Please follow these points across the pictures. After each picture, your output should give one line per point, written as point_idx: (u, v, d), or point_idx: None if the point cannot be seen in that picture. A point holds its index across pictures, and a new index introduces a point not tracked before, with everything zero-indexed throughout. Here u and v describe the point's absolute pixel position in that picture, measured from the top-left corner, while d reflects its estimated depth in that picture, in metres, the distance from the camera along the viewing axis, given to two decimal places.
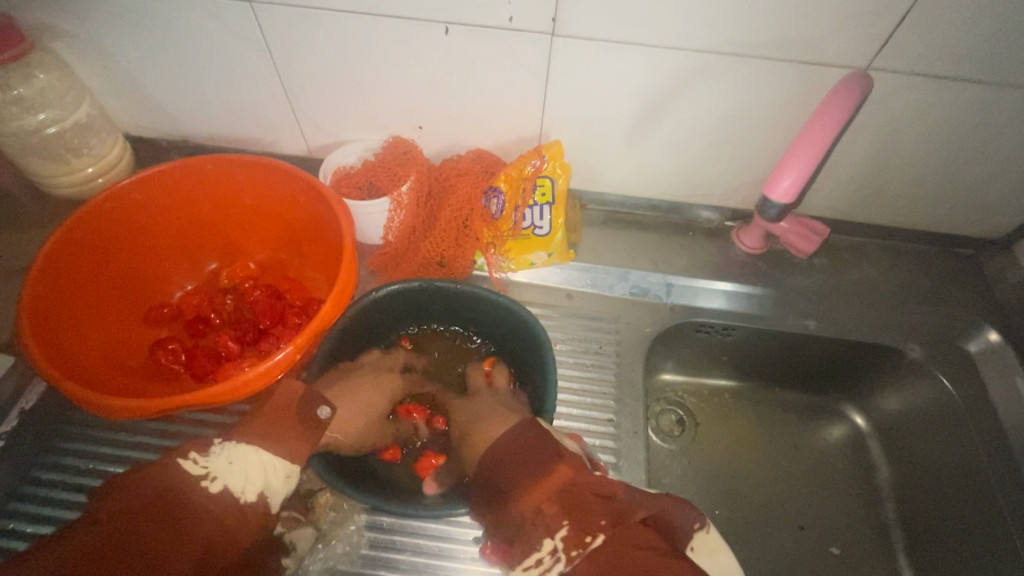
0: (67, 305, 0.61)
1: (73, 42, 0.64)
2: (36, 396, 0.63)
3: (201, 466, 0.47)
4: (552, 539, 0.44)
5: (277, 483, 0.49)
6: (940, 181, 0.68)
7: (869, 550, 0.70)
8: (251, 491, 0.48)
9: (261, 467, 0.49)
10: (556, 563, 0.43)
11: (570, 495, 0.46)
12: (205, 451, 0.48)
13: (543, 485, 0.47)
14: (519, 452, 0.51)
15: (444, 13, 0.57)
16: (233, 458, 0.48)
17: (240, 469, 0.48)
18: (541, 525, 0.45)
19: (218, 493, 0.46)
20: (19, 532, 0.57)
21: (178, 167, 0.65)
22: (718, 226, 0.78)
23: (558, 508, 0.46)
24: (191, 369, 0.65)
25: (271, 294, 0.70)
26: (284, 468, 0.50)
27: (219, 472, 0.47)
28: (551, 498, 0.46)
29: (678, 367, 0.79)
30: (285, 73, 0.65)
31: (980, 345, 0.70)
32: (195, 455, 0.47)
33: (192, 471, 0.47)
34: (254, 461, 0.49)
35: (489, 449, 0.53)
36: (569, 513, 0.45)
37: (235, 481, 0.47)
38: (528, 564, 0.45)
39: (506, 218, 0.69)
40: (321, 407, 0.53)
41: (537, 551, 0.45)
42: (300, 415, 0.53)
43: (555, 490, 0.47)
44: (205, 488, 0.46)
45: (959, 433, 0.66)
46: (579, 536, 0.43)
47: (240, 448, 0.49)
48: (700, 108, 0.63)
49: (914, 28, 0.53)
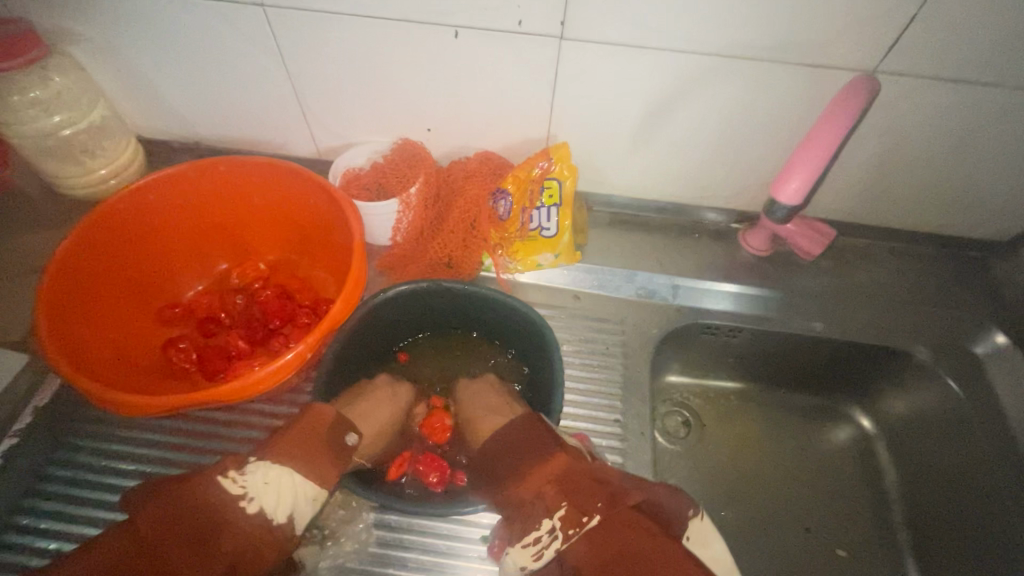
0: (81, 304, 0.62)
1: (88, 45, 0.65)
2: (50, 395, 0.64)
3: (239, 485, 0.46)
4: (550, 518, 0.45)
5: (305, 506, 0.49)
6: (947, 183, 0.68)
7: (875, 552, 0.70)
8: (283, 514, 0.47)
9: (294, 490, 0.48)
10: (554, 541, 0.44)
11: (566, 477, 0.47)
12: (241, 469, 0.47)
13: (542, 470, 0.49)
14: (518, 440, 0.53)
15: (453, 16, 0.57)
16: (268, 477, 0.48)
17: (275, 491, 0.47)
18: (541, 506, 0.47)
19: (254, 513, 0.46)
20: (34, 528, 0.58)
21: (190, 169, 0.66)
22: (724, 228, 0.79)
23: (556, 491, 0.47)
24: (202, 368, 0.65)
25: (281, 294, 0.71)
26: (313, 492, 0.50)
27: (255, 491, 0.46)
28: (549, 481, 0.48)
29: (684, 369, 0.79)
30: (296, 76, 0.66)
31: (987, 348, 0.70)
32: (233, 473, 0.47)
33: (229, 489, 0.46)
34: (287, 483, 0.48)
35: (491, 439, 0.55)
36: (567, 494, 0.46)
37: (269, 502, 0.47)
38: (527, 543, 0.46)
39: (514, 219, 0.70)
40: (350, 433, 0.55)
41: (536, 529, 0.46)
42: (331, 440, 0.53)
43: (553, 475, 0.48)
44: (241, 508, 0.45)
45: (967, 435, 0.66)
46: (576, 516, 0.44)
47: (275, 468, 0.48)
48: (707, 111, 0.63)
49: (922, 30, 0.53)
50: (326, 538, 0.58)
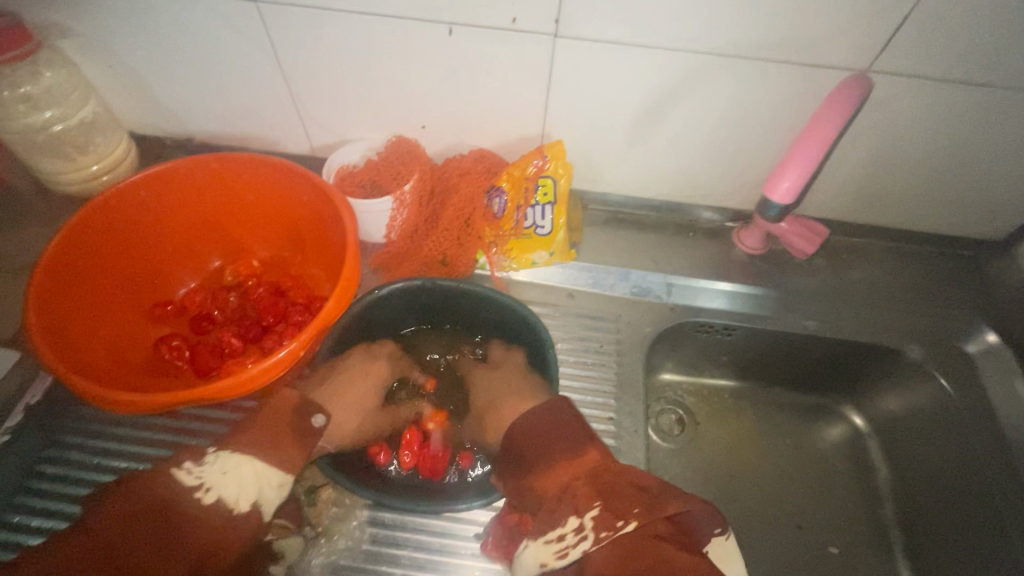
0: (72, 301, 0.62)
1: (79, 41, 0.64)
2: (42, 392, 0.63)
3: (195, 477, 0.46)
4: (579, 518, 0.44)
5: (270, 493, 0.49)
6: (940, 183, 0.68)
7: (867, 549, 0.71)
8: (244, 502, 0.47)
9: (255, 477, 0.48)
10: (582, 541, 0.42)
11: (600, 477, 0.47)
12: (199, 460, 0.47)
13: (572, 466, 0.48)
14: (549, 430, 0.51)
15: (447, 13, 0.57)
16: (227, 467, 0.47)
17: (233, 479, 0.47)
18: (569, 503, 0.45)
19: (211, 504, 0.46)
20: (25, 526, 0.57)
21: (183, 166, 0.66)
22: (719, 227, 0.79)
23: (588, 489, 0.46)
24: (194, 365, 0.65)
25: (275, 291, 0.70)
26: (278, 479, 0.49)
27: (212, 482, 0.46)
28: (581, 479, 0.47)
29: (678, 367, 0.80)
30: (289, 72, 0.65)
31: (979, 347, 0.70)
32: (190, 464, 0.47)
33: (184, 481, 0.46)
34: (247, 471, 0.48)
35: (518, 424, 0.53)
36: (600, 495, 0.45)
37: (229, 491, 0.46)
38: (551, 539, 0.44)
39: (508, 216, 0.69)
40: (316, 415, 0.54)
41: (561, 526, 0.44)
42: (295, 423, 0.52)
43: (585, 472, 0.47)
44: (198, 499, 0.45)
45: (958, 434, 0.66)
46: (610, 519, 0.43)
47: (233, 457, 0.48)
48: (701, 109, 0.63)
49: (916, 30, 0.54)
50: (319, 536, 0.58)
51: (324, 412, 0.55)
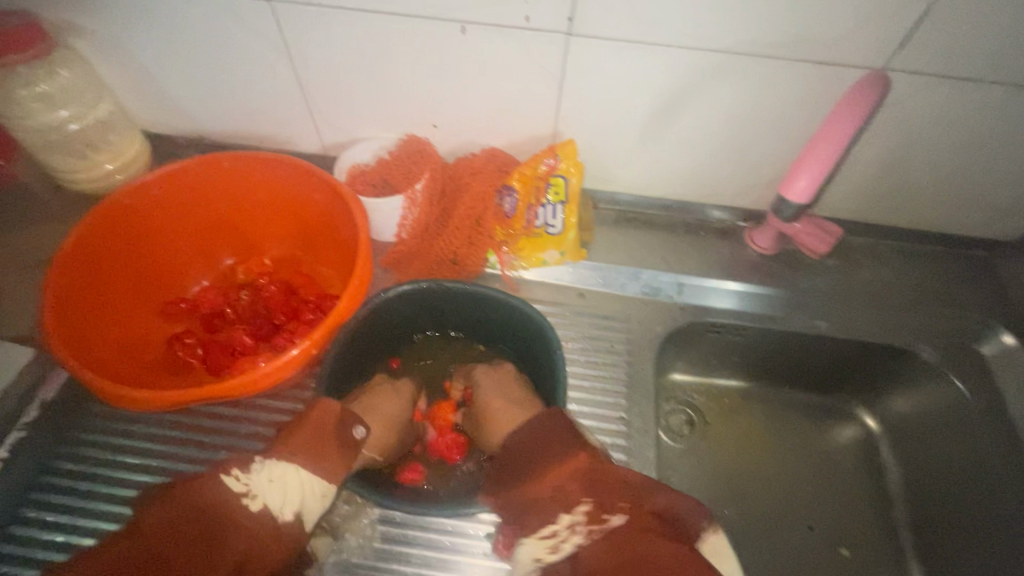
0: (87, 299, 0.62)
1: (94, 40, 0.65)
2: (57, 387, 0.64)
3: (242, 483, 0.46)
4: (570, 514, 0.45)
5: (313, 503, 0.49)
6: (955, 182, 0.68)
7: (880, 551, 0.70)
8: (289, 511, 0.47)
9: (300, 486, 0.48)
10: (574, 536, 0.44)
11: (589, 473, 0.47)
12: (246, 467, 0.47)
13: (564, 465, 0.48)
14: (542, 435, 0.52)
15: (461, 11, 0.57)
16: (273, 474, 0.48)
17: (280, 489, 0.47)
18: (561, 501, 0.46)
19: (257, 511, 0.45)
20: (41, 521, 0.58)
21: (196, 164, 0.66)
22: (730, 226, 0.78)
23: (579, 487, 0.46)
24: (207, 363, 0.65)
25: (286, 290, 0.71)
26: (321, 489, 0.49)
27: (258, 489, 0.46)
28: (573, 477, 0.47)
29: (688, 367, 0.79)
30: (301, 71, 0.66)
31: (994, 348, 0.70)
32: (238, 472, 0.47)
33: (232, 487, 0.46)
34: (293, 480, 0.48)
35: (522, 430, 0.53)
36: (589, 490, 0.46)
37: (274, 499, 0.46)
38: (543, 535, 0.46)
39: (519, 216, 0.70)
40: (357, 427, 0.54)
41: (553, 523, 0.46)
42: (338, 435, 0.52)
43: (573, 473, 0.47)
44: (246, 507, 0.45)
45: (971, 435, 0.66)
46: (598, 513, 0.44)
47: (280, 464, 0.48)
48: (714, 109, 0.63)
49: (933, 28, 0.53)
50: (331, 534, 0.58)
51: (364, 424, 0.55)
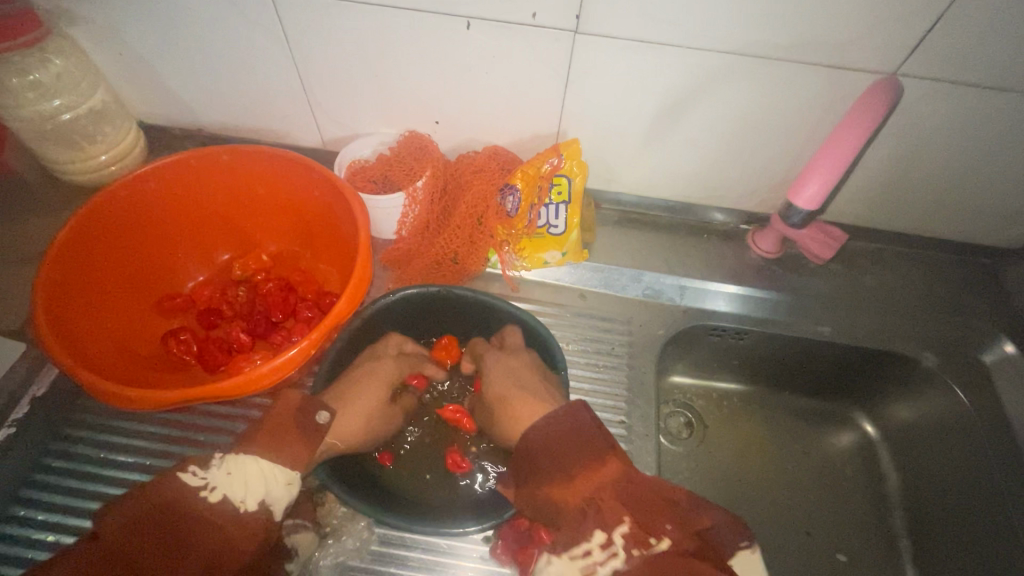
0: (80, 293, 0.61)
1: (90, 28, 0.63)
2: (47, 383, 0.63)
3: (199, 478, 0.46)
4: (607, 533, 0.45)
5: (277, 491, 0.48)
6: (961, 189, 0.67)
7: (877, 557, 0.70)
8: (251, 501, 0.47)
9: (261, 475, 0.48)
10: (612, 558, 0.44)
11: (621, 487, 0.48)
12: (205, 464, 0.48)
13: (590, 475, 0.48)
14: (569, 440, 0.50)
15: (466, 7, 0.56)
16: (231, 467, 0.47)
17: (239, 481, 0.47)
18: (597, 518, 0.46)
19: (217, 502, 0.46)
20: (31, 519, 0.57)
21: (194, 157, 0.65)
22: (733, 229, 0.78)
23: (615, 504, 0.47)
24: (203, 360, 0.64)
25: (284, 286, 0.70)
26: (284, 476, 0.48)
27: (217, 482, 0.47)
28: (606, 493, 0.47)
29: (688, 370, 0.79)
30: (302, 63, 0.64)
31: (995, 356, 0.69)
32: (195, 466, 0.47)
33: (190, 483, 0.46)
34: (253, 470, 0.48)
35: (540, 428, 0.51)
36: (630, 507, 0.46)
37: (234, 490, 0.46)
38: (577, 554, 0.45)
39: (522, 215, 0.68)
40: (321, 411, 0.52)
41: (587, 541, 0.45)
42: (300, 425, 0.51)
43: (606, 483, 0.48)
44: (204, 498, 0.46)
45: (971, 445, 0.65)
46: (642, 536, 0.45)
47: (238, 458, 0.48)
48: (721, 110, 0.62)
49: (946, 34, 0.52)
50: (327, 535, 0.57)
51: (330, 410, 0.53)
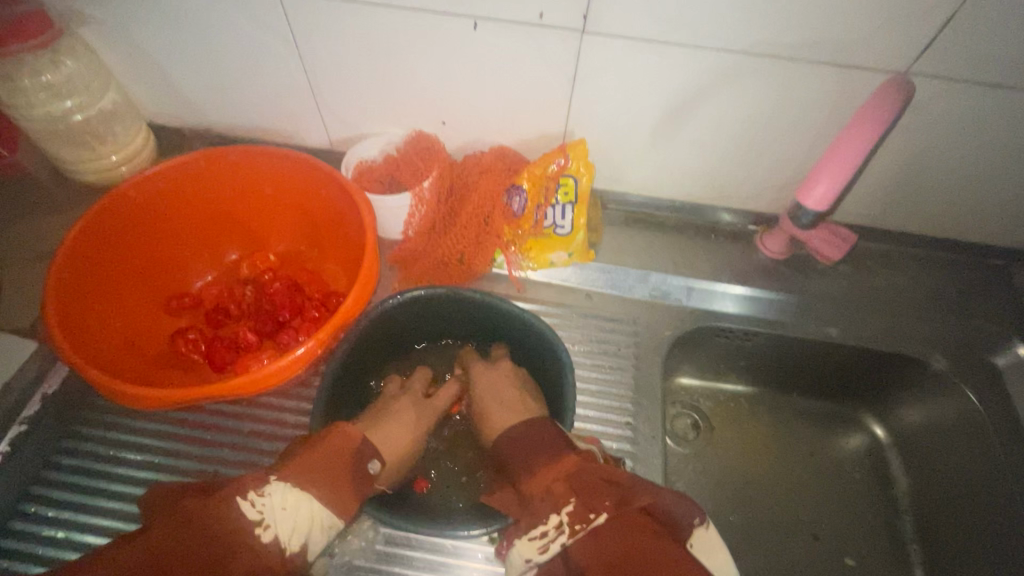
0: (90, 293, 0.61)
1: (101, 29, 0.64)
2: (57, 382, 0.63)
3: (257, 511, 0.45)
4: (558, 513, 0.44)
5: (319, 534, 0.48)
6: (974, 189, 0.66)
7: (885, 560, 0.69)
8: (297, 541, 0.46)
9: (311, 517, 0.47)
10: (560, 536, 0.43)
11: (576, 475, 0.46)
12: (260, 490, 0.46)
13: (551, 467, 0.47)
14: (533, 440, 0.51)
15: (474, 8, 0.56)
16: (286, 501, 0.46)
17: (293, 518, 0.46)
18: (550, 500, 0.45)
19: (268, 542, 0.44)
20: (42, 516, 0.57)
21: (202, 157, 0.65)
22: (741, 229, 0.77)
23: (566, 487, 0.45)
24: (210, 359, 0.65)
25: (291, 286, 0.70)
26: (329, 521, 0.48)
27: (271, 519, 0.45)
28: (559, 481, 0.46)
29: (694, 371, 0.78)
30: (310, 64, 0.65)
31: (1008, 359, 0.68)
32: (253, 495, 0.45)
33: (247, 513, 0.44)
34: (304, 509, 0.47)
35: (509, 435, 0.53)
36: (578, 491, 0.45)
37: (285, 529, 0.45)
38: (534, 535, 0.44)
39: (528, 216, 0.69)
40: (372, 461, 0.51)
41: (543, 524, 0.44)
42: (355, 469, 0.50)
43: (564, 473, 0.46)
44: (257, 535, 0.44)
45: (982, 449, 0.64)
46: (583, 512, 0.43)
47: (295, 492, 0.47)
48: (728, 110, 0.62)
49: (959, 32, 0.52)
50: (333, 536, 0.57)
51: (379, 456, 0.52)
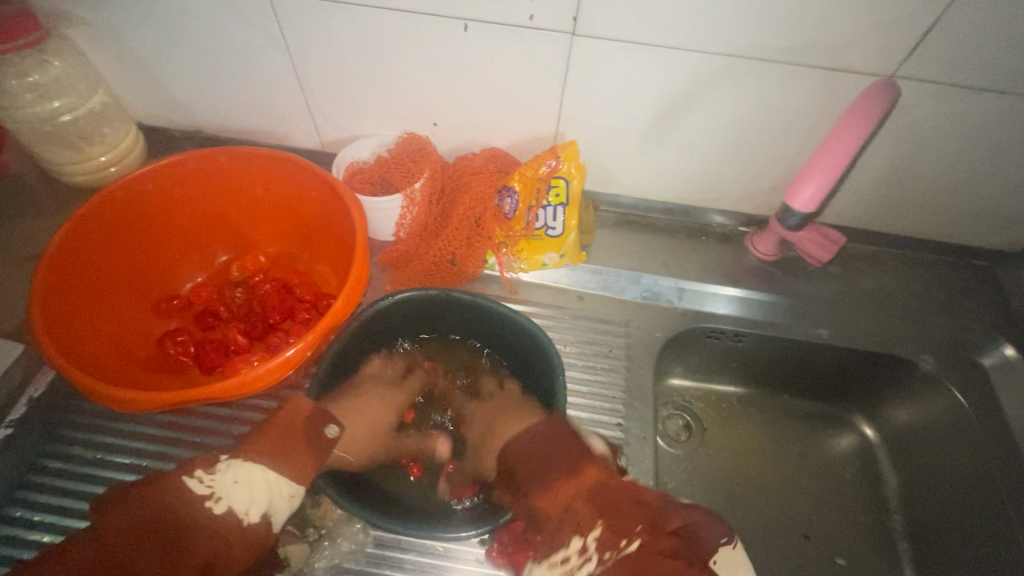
0: (78, 296, 0.61)
1: (89, 29, 0.63)
2: (45, 384, 0.63)
3: (206, 485, 0.49)
4: (583, 538, 0.49)
5: (281, 503, 0.51)
6: (961, 191, 0.67)
7: (875, 559, 0.70)
8: (256, 513, 0.50)
9: (267, 487, 0.50)
10: (587, 562, 0.48)
11: (598, 493, 0.51)
12: (210, 468, 0.50)
13: (573, 481, 0.52)
14: (548, 447, 0.54)
15: (464, 10, 0.56)
16: (237, 476, 0.50)
17: (246, 490, 0.49)
18: (571, 521, 0.50)
19: (221, 512, 0.48)
20: (27, 520, 0.57)
21: (192, 158, 0.65)
22: (731, 231, 0.78)
23: (589, 508, 0.50)
24: (199, 361, 0.64)
25: (282, 288, 0.69)
26: (289, 489, 0.51)
27: (223, 491, 0.49)
28: (580, 499, 0.51)
29: (686, 372, 0.78)
30: (300, 65, 0.64)
31: (995, 359, 0.69)
32: (200, 472, 0.50)
33: (195, 489, 0.49)
34: (260, 481, 0.50)
35: (521, 447, 0.56)
36: (603, 513, 0.50)
37: (239, 501, 0.49)
38: (556, 561, 0.49)
39: (519, 217, 0.68)
40: (331, 425, 0.55)
41: (565, 548, 0.49)
42: (310, 437, 0.54)
43: (584, 489, 0.51)
44: (208, 508, 0.48)
45: (970, 448, 0.65)
46: (614, 539, 0.48)
47: (245, 466, 0.50)
48: (717, 113, 0.62)
49: (943, 36, 0.52)
50: (323, 538, 0.57)
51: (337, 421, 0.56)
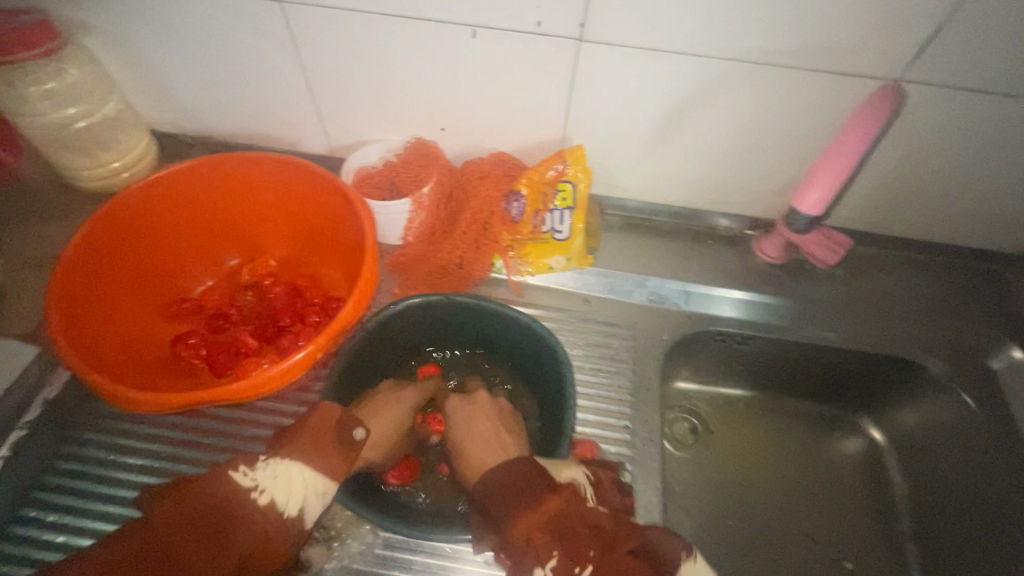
0: (92, 299, 0.62)
1: (104, 37, 0.64)
2: (59, 386, 0.64)
3: (249, 479, 0.47)
4: (543, 569, 0.44)
5: (315, 501, 0.49)
6: (967, 194, 0.67)
7: (882, 562, 0.69)
8: (293, 506, 0.47)
9: (304, 484, 0.48)
10: None
11: (559, 521, 0.46)
12: (251, 464, 0.48)
13: (530, 516, 0.46)
14: (513, 484, 0.49)
15: (472, 16, 0.57)
16: (277, 471, 0.48)
17: (285, 484, 0.48)
18: (533, 554, 0.44)
19: (265, 504, 0.46)
20: (42, 521, 0.57)
21: (204, 163, 0.66)
22: (737, 235, 0.78)
23: (546, 535, 0.45)
24: (210, 364, 0.65)
25: (292, 291, 0.70)
26: (323, 486, 0.49)
27: (266, 484, 0.47)
28: (540, 529, 0.45)
29: (692, 375, 0.79)
30: (310, 72, 0.65)
31: (1003, 362, 0.69)
32: (244, 468, 0.47)
33: (239, 482, 0.46)
34: (297, 478, 0.48)
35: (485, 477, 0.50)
36: (558, 540, 0.45)
37: (279, 495, 0.47)
38: None
39: (526, 221, 0.70)
40: (358, 428, 0.53)
41: None
42: (340, 438, 0.51)
43: (545, 520, 0.46)
44: (253, 500, 0.46)
45: (977, 451, 0.65)
46: (568, 565, 0.43)
47: (284, 462, 0.49)
48: (722, 117, 0.63)
49: (948, 40, 0.53)
50: (333, 539, 0.57)
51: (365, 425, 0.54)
